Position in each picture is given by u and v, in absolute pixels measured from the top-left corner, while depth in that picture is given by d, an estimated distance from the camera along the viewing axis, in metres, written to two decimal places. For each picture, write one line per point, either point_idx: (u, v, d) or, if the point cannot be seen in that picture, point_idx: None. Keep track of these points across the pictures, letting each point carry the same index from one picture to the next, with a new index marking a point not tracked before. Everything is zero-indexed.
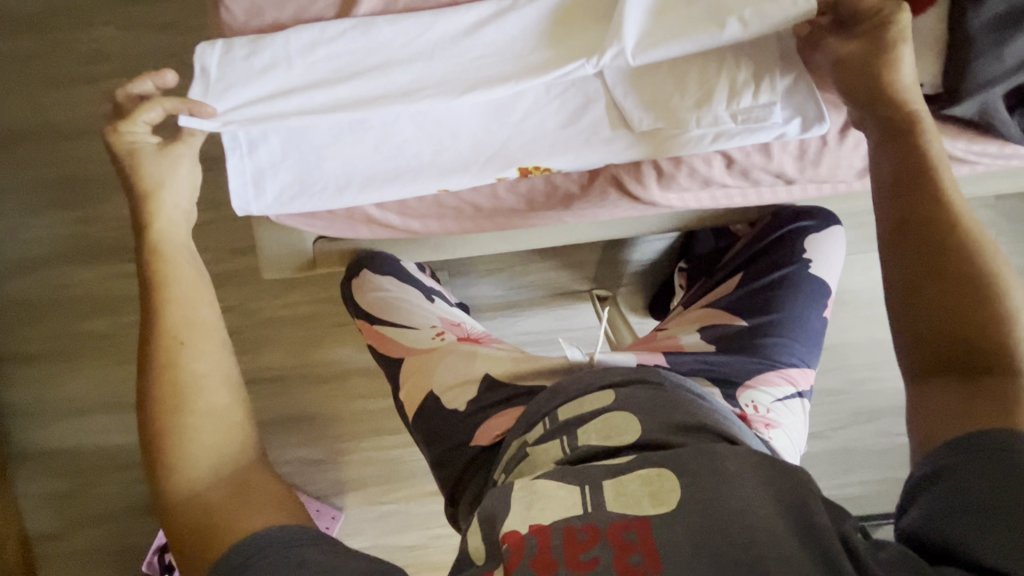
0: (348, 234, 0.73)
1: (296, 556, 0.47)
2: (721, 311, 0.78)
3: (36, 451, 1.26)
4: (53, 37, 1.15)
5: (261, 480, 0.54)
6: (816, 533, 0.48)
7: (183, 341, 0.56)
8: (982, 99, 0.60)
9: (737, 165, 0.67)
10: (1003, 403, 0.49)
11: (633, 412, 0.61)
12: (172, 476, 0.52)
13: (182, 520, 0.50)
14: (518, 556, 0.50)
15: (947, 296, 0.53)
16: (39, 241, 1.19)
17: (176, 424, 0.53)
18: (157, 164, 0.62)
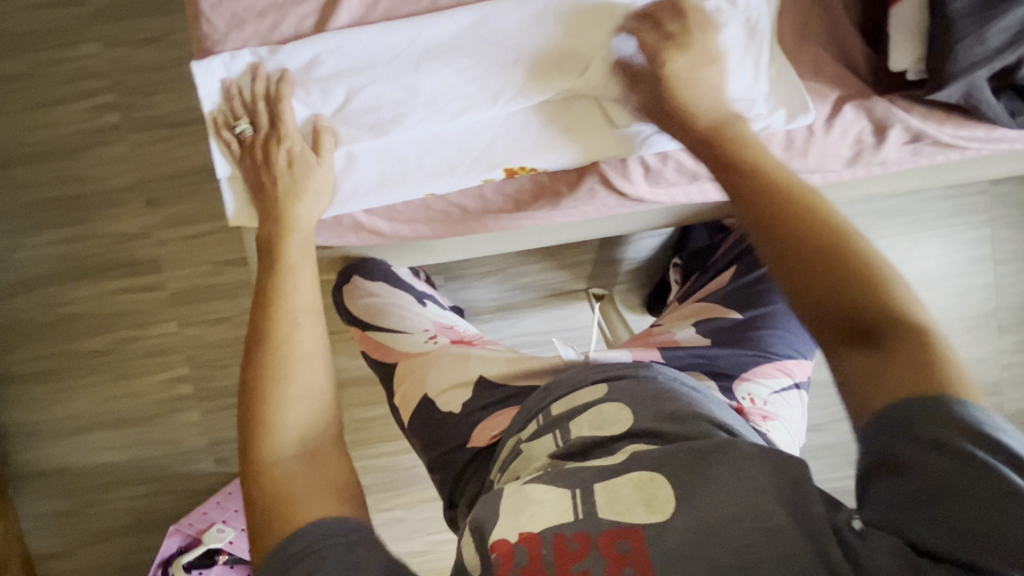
0: (337, 242, 0.71)
1: (351, 556, 0.46)
2: (715, 304, 0.77)
3: (37, 471, 1.25)
4: (41, 56, 1.16)
5: (338, 464, 0.54)
6: (815, 524, 0.46)
7: (291, 322, 0.58)
8: (968, 82, 0.59)
9: None
10: (915, 365, 0.45)
11: (625, 403, 0.62)
12: (261, 444, 0.52)
13: (257, 488, 0.51)
14: (507, 566, 0.48)
15: (830, 272, 0.50)
16: (33, 260, 1.19)
17: (271, 395, 0.54)
18: (303, 163, 0.62)
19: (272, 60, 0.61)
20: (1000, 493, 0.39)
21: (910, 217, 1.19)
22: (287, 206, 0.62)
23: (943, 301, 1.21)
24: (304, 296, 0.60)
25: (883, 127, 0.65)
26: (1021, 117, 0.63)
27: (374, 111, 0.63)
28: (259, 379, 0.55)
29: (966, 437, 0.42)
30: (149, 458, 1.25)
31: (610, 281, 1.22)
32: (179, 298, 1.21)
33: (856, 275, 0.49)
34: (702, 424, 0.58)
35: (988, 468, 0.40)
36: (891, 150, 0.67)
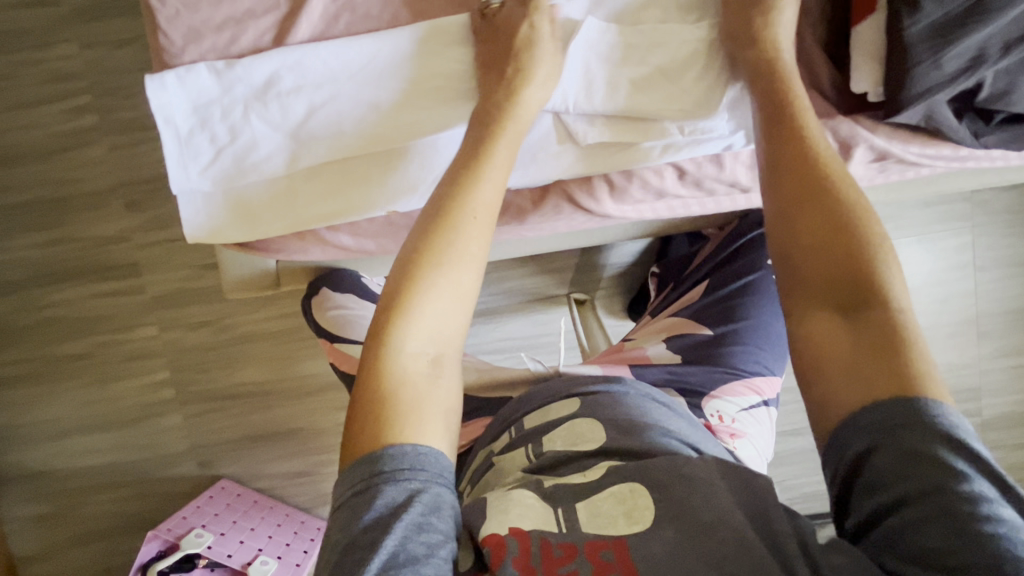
0: (300, 256, 0.70)
1: (428, 502, 0.50)
2: (687, 320, 0.77)
3: (19, 474, 1.26)
4: (15, 57, 1.14)
5: (448, 395, 0.56)
6: (780, 540, 0.48)
7: (462, 221, 0.58)
8: (927, 106, 0.59)
9: (689, 176, 0.68)
10: (880, 345, 0.49)
11: (597, 418, 0.62)
12: (394, 324, 0.55)
13: (370, 368, 0.54)
14: (499, 556, 0.49)
15: (825, 243, 0.54)
16: (11, 263, 1.18)
17: (422, 279, 0.56)
18: (542, 55, 0.62)
19: (228, 73, 0.60)
20: (971, 503, 0.41)
21: (890, 223, 1.19)
22: (509, 94, 0.61)
23: (924, 307, 1.21)
24: (483, 198, 0.59)
25: (847, 146, 0.64)
26: (984, 138, 0.63)
27: (332, 123, 0.62)
28: (413, 260, 0.57)
29: (942, 444, 0.44)
30: (131, 461, 1.26)
31: (592, 286, 1.22)
32: (159, 301, 1.20)
33: (848, 253, 0.53)
34: (672, 443, 0.59)
35: (960, 475, 0.42)
36: (857, 168, 0.67)
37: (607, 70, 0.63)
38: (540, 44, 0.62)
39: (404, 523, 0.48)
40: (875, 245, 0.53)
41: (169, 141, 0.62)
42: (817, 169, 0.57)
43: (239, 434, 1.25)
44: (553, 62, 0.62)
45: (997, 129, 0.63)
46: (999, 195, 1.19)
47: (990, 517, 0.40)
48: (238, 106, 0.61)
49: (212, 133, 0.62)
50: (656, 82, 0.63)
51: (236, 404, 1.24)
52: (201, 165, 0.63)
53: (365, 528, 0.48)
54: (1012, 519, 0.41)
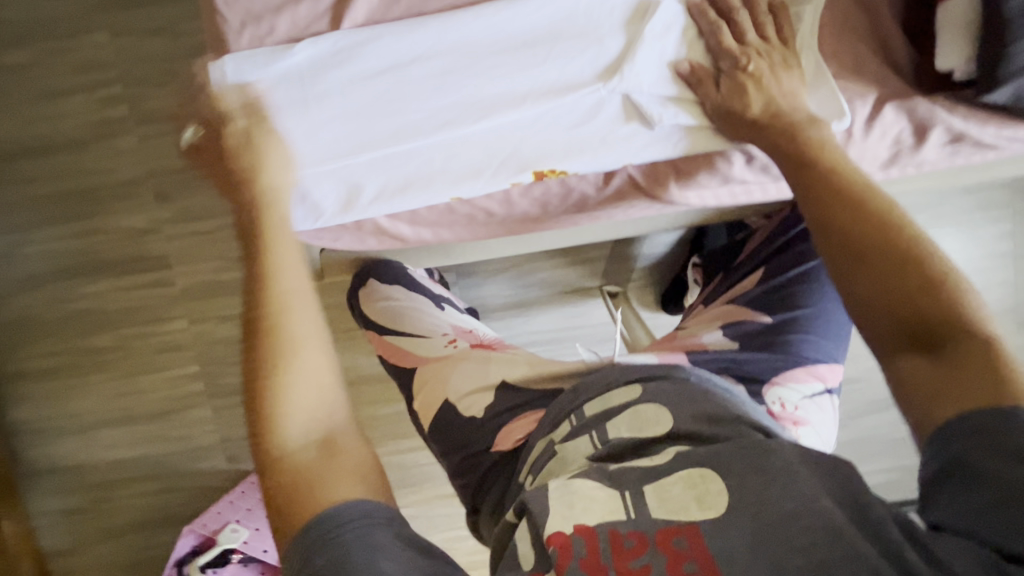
0: (357, 246, 0.70)
1: (372, 537, 0.46)
2: (742, 308, 0.75)
3: (49, 468, 1.26)
4: (44, 48, 1.13)
5: (356, 453, 0.51)
6: (877, 525, 0.47)
7: (283, 308, 0.52)
8: (1020, 84, 0.58)
9: (756, 160, 0.67)
10: (975, 370, 0.47)
11: (662, 404, 0.61)
12: (268, 436, 0.49)
13: (279, 488, 0.48)
14: (566, 558, 0.49)
15: (886, 279, 0.53)
16: (40, 256, 1.18)
17: (271, 380, 0.50)
18: (268, 140, 0.59)
19: (289, 57, 0.61)
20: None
21: (932, 212, 1.17)
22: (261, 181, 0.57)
23: None
24: (293, 278, 0.53)
25: (924, 128, 0.63)
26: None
27: (385, 104, 0.62)
28: (258, 351, 0.51)
29: None
30: (161, 455, 1.25)
31: (624, 277, 1.21)
32: (188, 294, 1.19)
33: (914, 287, 0.52)
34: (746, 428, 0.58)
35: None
36: (931, 151, 0.65)
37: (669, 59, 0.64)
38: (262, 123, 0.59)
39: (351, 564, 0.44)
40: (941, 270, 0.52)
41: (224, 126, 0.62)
42: (867, 208, 0.56)
43: None
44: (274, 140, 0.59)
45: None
46: None
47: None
48: (296, 87, 0.61)
49: (269, 118, 0.62)
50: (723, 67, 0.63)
51: None
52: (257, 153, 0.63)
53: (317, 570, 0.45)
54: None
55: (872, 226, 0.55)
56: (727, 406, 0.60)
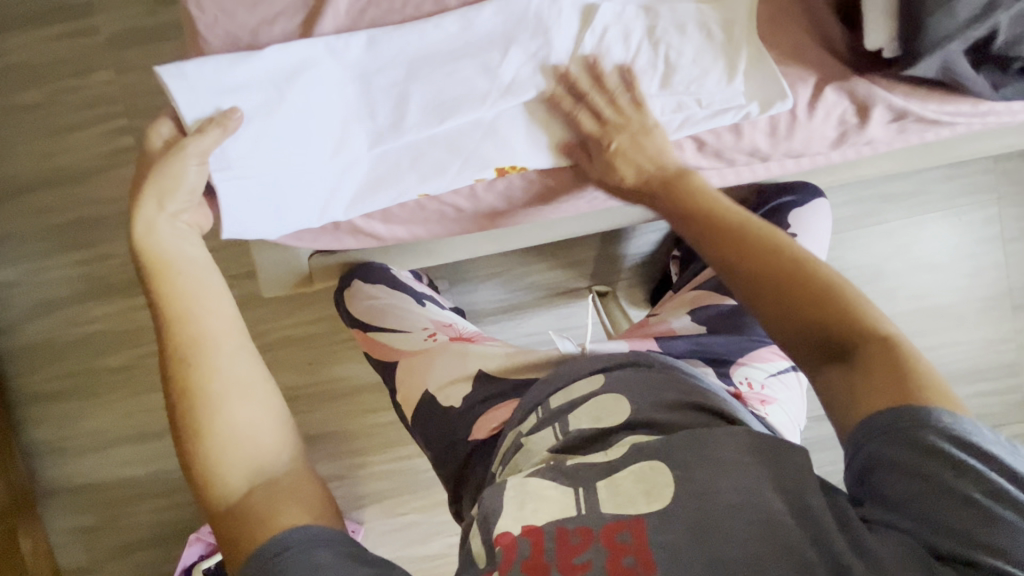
0: (336, 245, 0.78)
1: (315, 558, 0.50)
2: (711, 293, 0.81)
3: (65, 487, 1.30)
4: (56, 86, 1.20)
5: (295, 479, 0.56)
6: (812, 514, 0.51)
7: (207, 359, 0.57)
8: (943, 57, 0.60)
9: (708, 147, 0.72)
10: (889, 376, 0.52)
11: (621, 394, 0.66)
12: (209, 480, 0.54)
13: (226, 525, 0.53)
14: (509, 558, 0.53)
15: (804, 300, 0.57)
16: (55, 282, 1.24)
17: (203, 432, 0.55)
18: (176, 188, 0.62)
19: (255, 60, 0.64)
20: (987, 494, 0.46)
21: (916, 198, 1.18)
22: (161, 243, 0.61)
23: (953, 281, 1.19)
24: (217, 330, 0.59)
25: (865, 107, 0.67)
26: (1003, 90, 0.64)
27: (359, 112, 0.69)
28: (187, 402, 0.56)
29: (947, 439, 0.49)
30: (171, 470, 1.29)
31: (613, 277, 1.23)
32: None
33: (826, 305, 0.57)
34: (700, 414, 0.63)
35: (974, 469, 0.47)
36: (876, 129, 0.70)
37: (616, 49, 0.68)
38: (178, 154, 0.62)
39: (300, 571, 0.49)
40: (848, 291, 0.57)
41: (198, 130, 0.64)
42: (757, 245, 0.61)
43: None
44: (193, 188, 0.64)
45: (1016, 78, 0.64)
46: None
47: (1008, 511, 0.46)
48: (269, 92, 0.65)
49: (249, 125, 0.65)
50: (667, 56, 0.68)
51: None
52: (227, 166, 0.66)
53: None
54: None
55: (762, 258, 0.60)
56: (685, 393, 0.64)
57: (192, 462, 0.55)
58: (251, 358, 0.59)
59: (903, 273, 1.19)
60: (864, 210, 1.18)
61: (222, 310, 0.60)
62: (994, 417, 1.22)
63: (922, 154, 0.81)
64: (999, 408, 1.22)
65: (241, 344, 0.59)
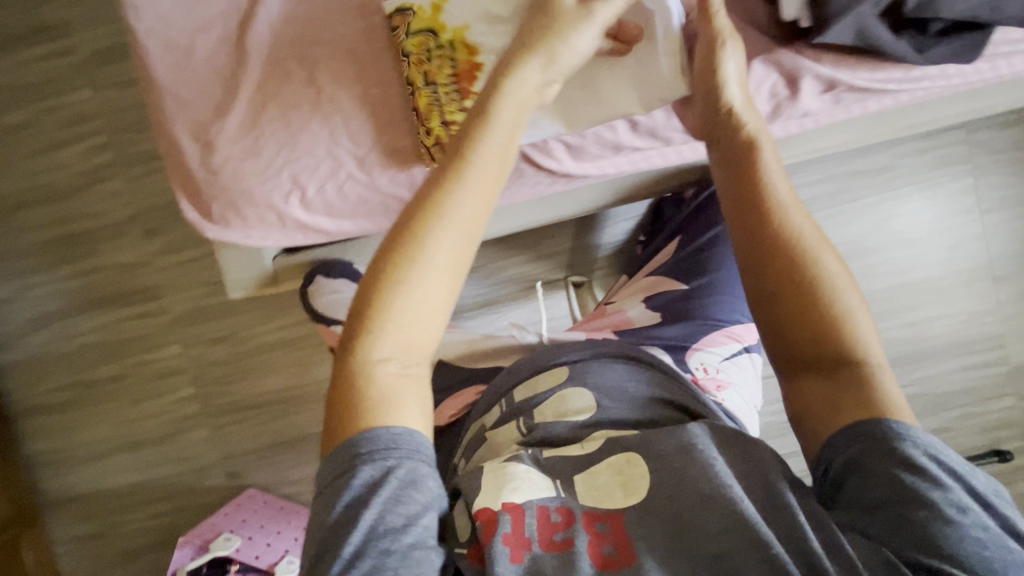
0: (286, 243, 0.76)
1: (415, 471, 0.50)
2: (664, 278, 0.83)
3: (66, 497, 1.33)
4: (37, 107, 1.24)
5: (421, 388, 0.54)
6: (780, 509, 0.52)
7: (443, 224, 0.53)
8: (856, 21, 0.62)
9: (640, 126, 0.76)
10: (859, 395, 0.53)
11: (585, 387, 0.67)
12: (378, 329, 0.52)
13: (353, 380, 0.52)
14: (491, 530, 0.52)
15: (805, 309, 0.56)
16: (46, 298, 1.27)
17: (392, 284, 0.52)
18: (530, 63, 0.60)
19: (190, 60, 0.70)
20: (954, 508, 0.47)
21: (889, 172, 1.17)
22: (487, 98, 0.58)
23: (933, 255, 1.18)
24: (464, 218, 0.54)
25: (794, 78, 0.69)
26: (928, 52, 0.66)
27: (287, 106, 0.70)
28: (398, 251, 0.53)
29: (925, 454, 0.50)
30: (166, 476, 1.31)
31: (590, 267, 1.24)
32: (181, 320, 1.27)
33: (826, 317, 0.55)
34: (660, 410, 0.65)
35: (944, 485, 0.48)
36: (809, 101, 0.71)
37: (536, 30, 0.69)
38: (568, 24, 0.62)
39: (384, 492, 0.49)
40: (852, 309, 0.55)
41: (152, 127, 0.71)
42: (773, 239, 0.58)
43: (264, 442, 1.30)
44: (540, 60, 0.61)
45: (938, 41, 0.65)
46: (1000, 133, 1.16)
47: (971, 525, 0.47)
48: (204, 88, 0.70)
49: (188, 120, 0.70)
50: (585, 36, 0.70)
51: (259, 413, 1.29)
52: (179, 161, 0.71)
53: (359, 489, 0.49)
54: (994, 530, 0.47)
55: (782, 249, 0.57)
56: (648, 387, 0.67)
57: (366, 299, 0.53)
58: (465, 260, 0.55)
59: (881, 249, 1.18)
60: (838, 187, 1.17)
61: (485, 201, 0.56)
62: (981, 391, 1.21)
63: (875, 124, 0.81)
64: (985, 381, 1.20)
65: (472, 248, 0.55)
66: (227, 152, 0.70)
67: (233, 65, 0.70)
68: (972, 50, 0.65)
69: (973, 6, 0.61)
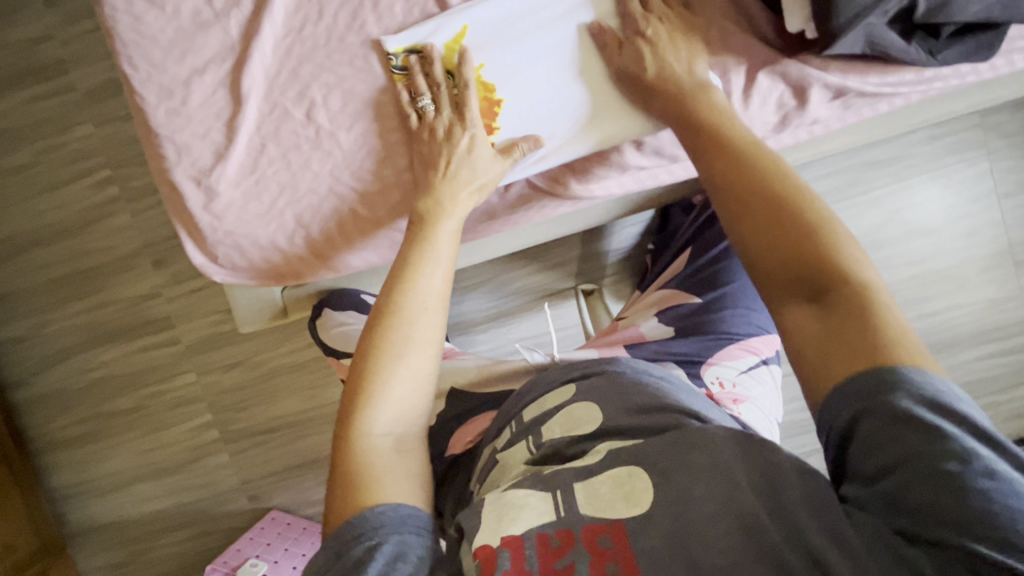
0: (292, 281, 0.78)
1: (406, 543, 0.51)
2: (676, 292, 0.82)
3: (92, 527, 1.35)
4: (41, 146, 1.25)
5: (418, 462, 0.59)
6: (787, 510, 0.49)
7: (418, 309, 0.64)
8: (865, 31, 0.63)
9: (646, 145, 0.76)
10: (852, 318, 0.49)
11: (593, 402, 0.66)
12: (368, 406, 0.58)
13: (349, 461, 0.55)
14: (490, 570, 0.52)
15: (777, 232, 0.56)
16: (60, 333, 1.29)
17: (381, 370, 0.60)
18: (480, 156, 0.70)
19: (186, 108, 0.71)
20: (957, 460, 0.41)
21: (902, 161, 1.14)
22: (440, 190, 0.70)
23: (950, 244, 1.15)
24: (432, 302, 0.65)
25: (802, 87, 0.70)
26: (939, 55, 0.67)
27: (285, 146, 0.72)
28: (380, 333, 0.62)
29: (925, 405, 0.44)
30: (189, 502, 1.33)
31: (599, 274, 1.22)
32: (194, 348, 1.27)
33: (804, 239, 0.54)
34: (670, 416, 0.61)
35: (944, 435, 0.42)
36: (819, 109, 0.73)
37: (539, 60, 0.72)
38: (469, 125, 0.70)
39: (377, 565, 0.48)
40: (829, 236, 0.54)
41: (157, 174, 0.73)
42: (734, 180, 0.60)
43: (282, 465, 1.30)
44: (484, 157, 0.71)
45: (949, 43, 0.67)
46: (1014, 116, 1.13)
47: (980, 478, 0.40)
48: (203, 137, 0.72)
49: (191, 167, 0.72)
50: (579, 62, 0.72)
51: (275, 436, 1.30)
52: (183, 204, 0.73)
53: (354, 564, 0.49)
54: (1008, 476, 0.41)
55: (761, 183, 0.59)
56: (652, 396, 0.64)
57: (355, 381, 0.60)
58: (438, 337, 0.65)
59: (896, 241, 1.15)
60: (848, 180, 1.15)
61: (444, 285, 0.67)
62: (1004, 379, 1.18)
63: (886, 122, 0.79)
64: (1009, 368, 1.18)
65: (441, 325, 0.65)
66: (231, 196, 0.73)
67: (229, 109, 0.71)
68: (985, 49, 0.66)
69: (986, 9, 0.62)
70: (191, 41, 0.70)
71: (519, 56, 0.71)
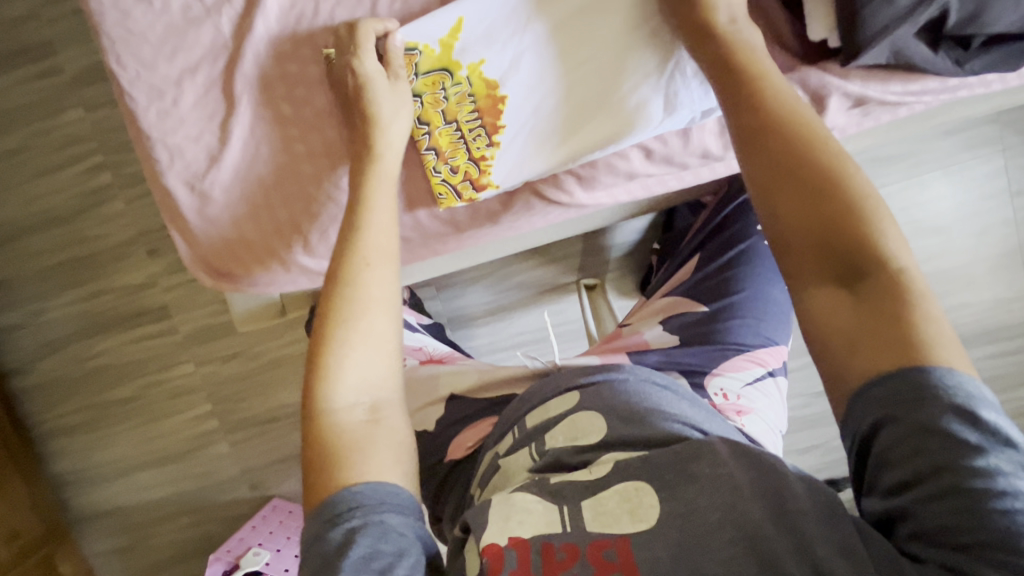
0: (291, 287, 0.77)
1: (385, 520, 0.49)
2: (683, 299, 0.80)
3: (94, 512, 1.36)
4: (30, 131, 1.22)
5: (395, 427, 0.56)
6: (794, 524, 0.49)
7: (363, 266, 0.59)
8: (891, 43, 0.62)
9: (655, 154, 0.75)
10: (886, 307, 0.47)
11: (596, 411, 0.65)
12: (323, 383, 0.54)
13: (320, 446, 0.52)
14: (497, 567, 0.51)
15: (806, 204, 0.52)
16: (57, 322, 1.27)
17: (332, 337, 0.56)
18: (387, 100, 0.66)
19: (178, 109, 0.69)
20: (983, 478, 0.41)
21: (914, 157, 1.11)
22: (370, 139, 0.65)
23: (958, 243, 1.13)
24: (380, 260, 0.60)
25: (821, 96, 0.68)
26: (967, 65, 0.64)
27: (282, 147, 0.71)
28: (327, 302, 0.58)
29: (957, 417, 0.43)
30: (190, 490, 1.34)
31: (601, 269, 1.20)
32: (191, 338, 1.26)
33: (837, 212, 0.51)
34: (673, 427, 0.61)
35: (972, 450, 0.42)
36: (838, 116, 0.70)
37: (549, 67, 0.71)
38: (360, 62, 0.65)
39: (358, 547, 0.47)
40: (865, 207, 0.50)
41: (151, 178, 0.72)
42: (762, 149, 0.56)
43: (282, 455, 1.31)
44: (394, 98, 0.66)
45: (980, 53, 0.64)
46: None
47: (1008, 496, 0.40)
48: (195, 140, 0.70)
49: (185, 171, 0.70)
50: (594, 67, 0.71)
51: (275, 427, 1.30)
52: (177, 209, 0.71)
53: (334, 549, 0.47)
54: None
55: (794, 151, 0.54)
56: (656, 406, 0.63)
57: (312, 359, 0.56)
58: (393, 289, 0.60)
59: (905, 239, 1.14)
60: None
61: (392, 236, 0.62)
62: (1006, 379, 1.18)
63: (903, 126, 0.77)
64: (1011, 368, 1.17)
65: (395, 276, 0.61)
66: (226, 199, 0.71)
67: (223, 110, 0.70)
68: (1017, 57, 0.64)
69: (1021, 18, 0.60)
70: (181, 38, 0.68)
71: (526, 54, 0.70)
